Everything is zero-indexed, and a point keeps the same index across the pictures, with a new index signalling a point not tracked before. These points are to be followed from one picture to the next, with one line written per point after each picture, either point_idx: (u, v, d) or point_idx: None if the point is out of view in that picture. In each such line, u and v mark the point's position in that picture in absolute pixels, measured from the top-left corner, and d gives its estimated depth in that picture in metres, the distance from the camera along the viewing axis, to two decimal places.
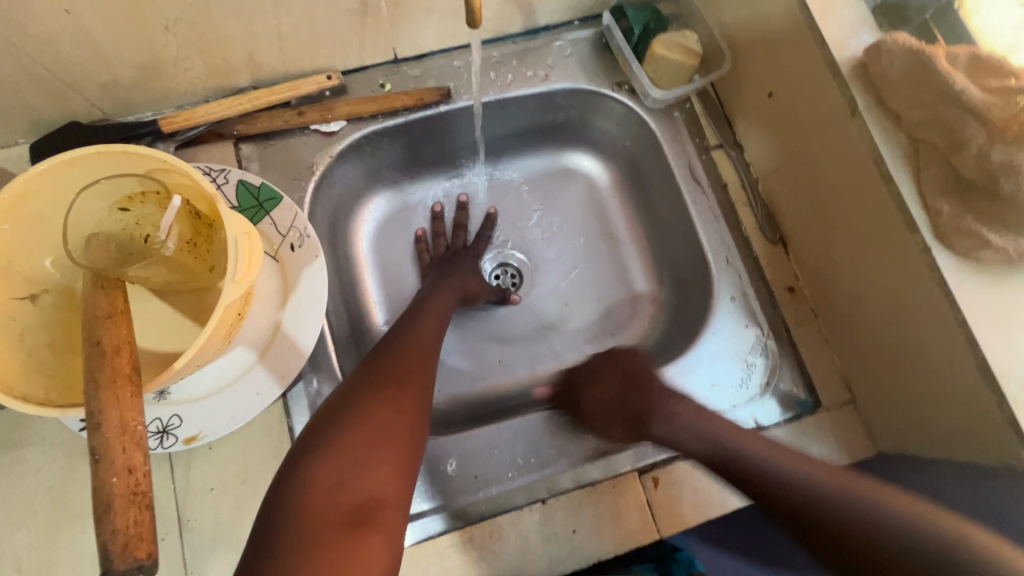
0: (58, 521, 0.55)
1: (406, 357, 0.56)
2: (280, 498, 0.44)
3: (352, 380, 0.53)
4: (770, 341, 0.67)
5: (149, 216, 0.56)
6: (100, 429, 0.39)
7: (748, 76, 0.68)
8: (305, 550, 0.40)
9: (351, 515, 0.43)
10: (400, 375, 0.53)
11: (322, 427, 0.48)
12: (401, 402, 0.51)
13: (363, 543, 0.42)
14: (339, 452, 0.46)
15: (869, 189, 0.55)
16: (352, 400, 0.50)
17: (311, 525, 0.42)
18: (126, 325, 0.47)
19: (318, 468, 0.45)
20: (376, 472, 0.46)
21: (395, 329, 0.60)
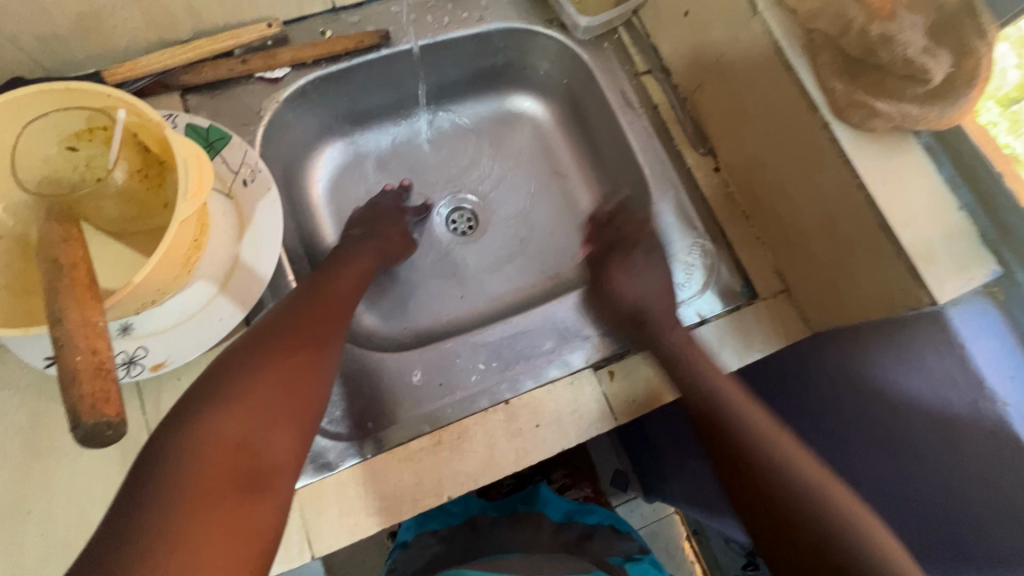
0: (31, 458, 0.56)
1: (319, 319, 0.57)
2: (168, 449, 0.43)
3: (255, 335, 0.53)
4: (705, 243, 0.73)
5: (97, 156, 0.56)
6: (61, 322, 0.41)
7: (665, 2, 0.73)
8: (194, 512, 0.41)
9: (244, 478, 0.44)
10: (310, 338, 0.55)
11: (220, 382, 0.48)
12: (310, 365, 0.53)
13: (250, 510, 0.44)
14: (240, 410, 0.47)
15: (777, 83, 0.61)
16: (260, 359, 0.51)
17: (204, 484, 0.42)
18: (83, 247, 0.49)
19: (216, 425, 0.45)
20: (275, 438, 0.48)
21: (308, 287, 0.61)
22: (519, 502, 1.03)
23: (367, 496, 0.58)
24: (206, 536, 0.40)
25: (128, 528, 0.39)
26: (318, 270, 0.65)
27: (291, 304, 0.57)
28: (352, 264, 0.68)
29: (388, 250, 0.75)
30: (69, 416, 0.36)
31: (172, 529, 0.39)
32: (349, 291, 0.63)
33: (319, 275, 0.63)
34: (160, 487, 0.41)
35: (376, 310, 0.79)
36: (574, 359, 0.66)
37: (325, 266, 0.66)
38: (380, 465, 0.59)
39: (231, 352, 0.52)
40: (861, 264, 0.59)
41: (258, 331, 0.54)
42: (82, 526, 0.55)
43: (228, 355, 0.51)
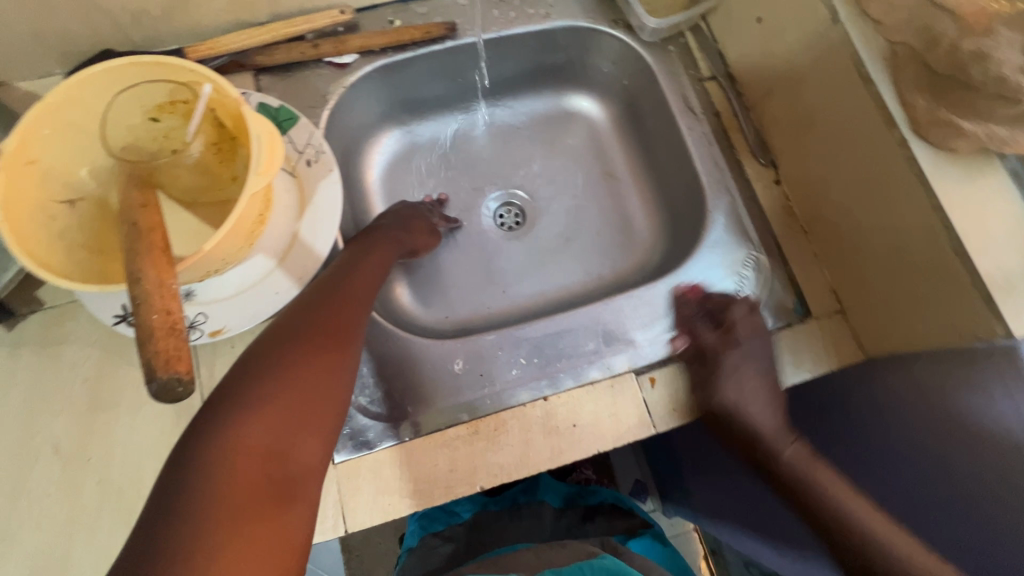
0: (93, 408, 0.59)
1: (339, 318, 0.55)
2: (192, 460, 0.41)
3: (274, 335, 0.51)
4: (761, 257, 0.70)
5: (176, 128, 0.60)
6: (140, 283, 0.43)
7: (737, 7, 0.72)
8: (231, 528, 0.40)
9: (272, 490, 0.43)
10: (332, 339, 0.52)
11: (242, 386, 0.46)
12: (334, 366, 0.51)
13: (285, 519, 0.43)
14: (267, 415, 0.45)
15: (852, 96, 0.59)
16: (282, 358, 0.48)
17: (234, 499, 0.41)
18: (160, 212, 0.51)
19: (243, 434, 0.43)
20: (302, 441, 0.47)
21: (325, 284, 0.58)
22: (519, 491, 0.99)
23: (402, 477, 0.59)
24: (244, 552, 0.39)
25: (161, 547, 0.37)
26: (336, 265, 0.62)
27: (311, 302, 0.55)
28: (370, 256, 0.65)
29: (408, 243, 0.72)
30: (144, 370, 0.38)
31: (212, 549, 0.38)
32: (369, 288, 0.61)
33: (338, 270, 0.61)
34: (189, 503, 0.39)
35: (419, 296, 0.81)
36: (617, 363, 0.65)
37: (344, 259, 0.63)
38: (417, 448, 0.60)
39: (250, 354, 0.49)
40: (930, 289, 0.56)
41: (278, 331, 0.51)
42: (136, 479, 0.58)
43: (248, 357, 0.49)
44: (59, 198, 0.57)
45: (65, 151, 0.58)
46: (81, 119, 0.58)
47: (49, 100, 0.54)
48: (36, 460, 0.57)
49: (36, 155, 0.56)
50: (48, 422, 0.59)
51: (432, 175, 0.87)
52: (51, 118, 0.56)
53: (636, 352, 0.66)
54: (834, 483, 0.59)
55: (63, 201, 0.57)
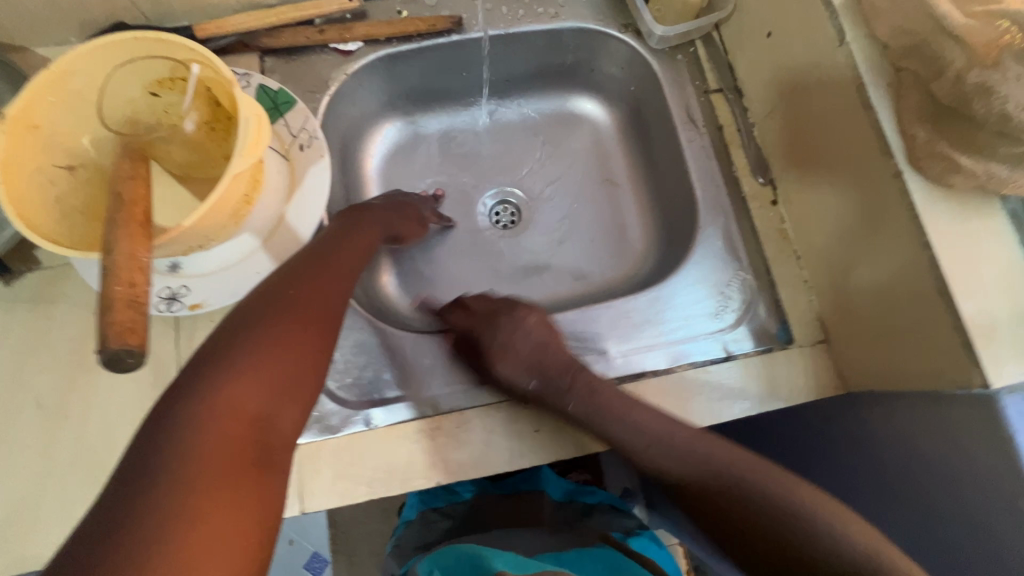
0: (77, 367, 0.62)
1: (325, 288, 0.54)
2: (171, 422, 0.40)
3: (257, 303, 0.49)
4: (748, 278, 0.69)
5: (175, 104, 0.63)
6: (112, 253, 0.44)
7: (748, 19, 0.70)
8: (207, 489, 0.38)
9: (254, 455, 0.42)
10: (317, 310, 0.51)
11: (224, 351, 0.45)
12: (317, 333, 0.50)
13: (263, 485, 0.41)
14: (246, 380, 0.44)
15: (851, 122, 0.57)
16: (263, 323, 0.47)
17: (211, 461, 0.39)
18: (145, 185, 0.53)
19: (224, 397, 0.42)
20: (281, 408, 0.45)
21: (311, 255, 0.57)
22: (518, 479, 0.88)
23: (360, 464, 0.60)
24: (221, 513, 0.37)
25: (136, 504, 0.35)
26: (325, 237, 0.60)
27: (298, 270, 0.54)
28: (360, 230, 0.64)
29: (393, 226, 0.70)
30: (98, 340, 0.39)
31: (186, 509, 0.36)
32: (357, 261, 0.60)
33: (327, 242, 0.59)
34: (167, 462, 0.38)
35: (405, 287, 0.81)
36: (588, 373, 0.65)
37: (332, 232, 0.61)
38: (378, 438, 0.61)
39: (232, 321, 0.48)
40: (913, 327, 0.54)
41: (262, 298, 0.50)
42: (108, 439, 0.60)
43: (230, 323, 0.47)
44: (59, 163, 0.59)
45: (66, 120, 0.60)
46: (82, 90, 0.60)
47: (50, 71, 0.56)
48: (19, 411, 0.60)
49: (39, 121, 0.57)
50: (35, 376, 0.62)
51: (431, 167, 0.87)
52: (54, 89, 0.58)
53: (608, 364, 0.65)
54: (731, 452, 0.56)
55: (63, 166, 0.59)
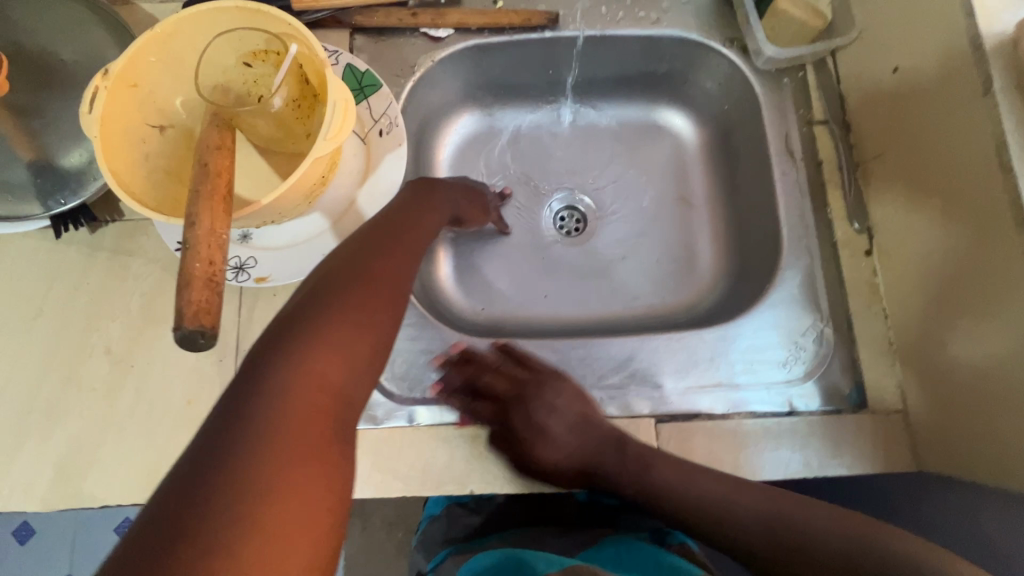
0: (145, 322, 0.64)
1: (398, 258, 0.52)
2: (255, 389, 0.39)
3: (336, 271, 0.48)
4: (827, 330, 0.64)
5: (265, 76, 0.63)
6: (194, 227, 0.45)
7: (873, 49, 0.63)
8: (285, 459, 0.36)
9: (333, 425, 0.40)
10: (390, 280, 0.49)
11: (304, 320, 0.43)
12: (388, 305, 0.47)
13: (336, 457, 0.39)
14: (322, 350, 0.42)
15: (983, 182, 0.51)
16: (337, 291, 0.46)
17: (288, 431, 0.37)
18: (230, 157, 0.54)
19: (308, 366, 0.41)
20: (353, 379, 0.43)
21: (383, 226, 0.55)
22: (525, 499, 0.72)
23: (399, 460, 0.60)
24: (296, 486, 0.35)
25: (218, 470, 0.34)
26: (397, 208, 0.58)
27: (372, 240, 0.52)
28: (432, 207, 0.61)
29: (457, 207, 0.67)
30: (174, 316, 0.40)
31: (264, 479, 0.34)
32: (429, 238, 0.58)
33: (400, 216, 0.57)
34: (253, 428, 0.36)
35: (459, 280, 0.80)
36: (638, 404, 0.62)
37: (403, 205, 0.59)
38: (419, 438, 0.60)
39: (310, 289, 0.46)
40: (1015, 417, 0.49)
41: (338, 269, 0.48)
42: (166, 395, 0.62)
43: (309, 290, 0.46)
44: (152, 123, 0.61)
45: (164, 82, 0.61)
46: (181, 53, 0.61)
47: (157, 32, 0.57)
48: (89, 354, 0.63)
49: (138, 80, 0.59)
50: (107, 324, 0.64)
51: (502, 163, 0.85)
52: (157, 48, 0.59)
53: (661, 399, 0.62)
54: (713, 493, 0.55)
55: (155, 126, 0.61)
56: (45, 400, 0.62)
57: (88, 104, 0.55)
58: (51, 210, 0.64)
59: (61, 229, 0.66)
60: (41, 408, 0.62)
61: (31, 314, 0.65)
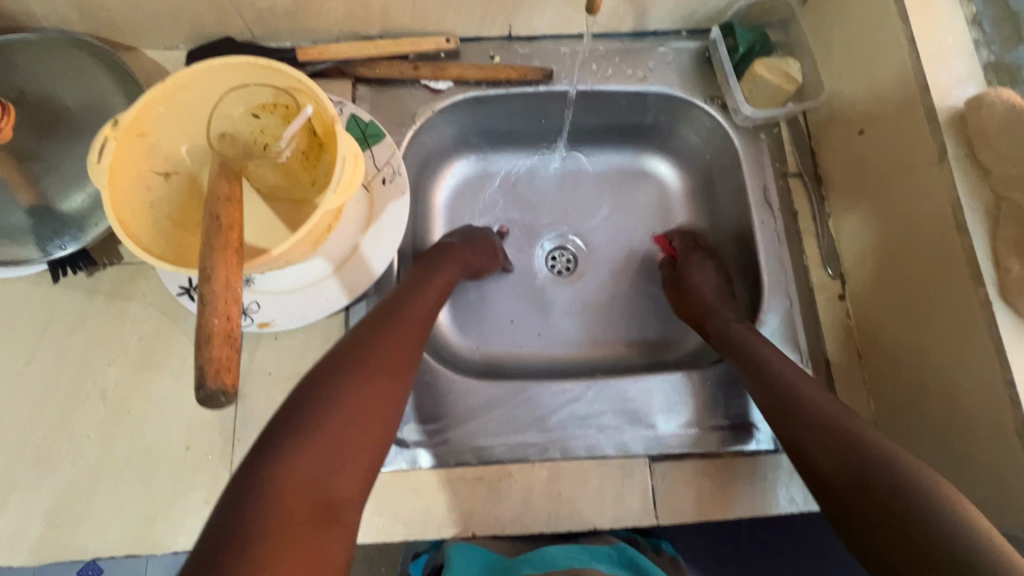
0: (143, 367, 0.64)
1: (400, 335, 0.52)
2: (250, 479, 0.38)
3: (340, 352, 0.48)
4: (807, 371, 0.67)
5: (271, 127, 0.65)
6: (209, 280, 0.46)
7: (841, 112, 0.69)
8: (271, 556, 0.35)
9: (322, 516, 0.39)
10: (392, 357, 0.49)
11: (304, 404, 0.43)
12: (391, 384, 0.47)
13: (323, 548, 0.37)
14: (319, 437, 0.41)
15: (942, 239, 0.57)
16: (341, 372, 0.46)
17: (276, 527, 0.36)
18: (239, 209, 0.55)
19: (302, 454, 0.40)
20: (350, 462, 0.42)
21: (391, 300, 0.57)
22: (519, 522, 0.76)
23: (401, 505, 0.60)
24: None
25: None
26: (403, 287, 0.60)
27: (376, 319, 0.53)
28: (440, 273, 0.64)
29: (472, 262, 0.71)
30: (196, 375, 0.41)
31: None
32: (432, 308, 0.58)
33: (403, 290, 0.59)
34: (242, 528, 0.36)
35: (455, 318, 0.82)
36: (633, 444, 0.64)
37: (411, 279, 0.62)
38: (421, 483, 0.61)
39: (314, 371, 0.47)
40: (982, 456, 0.53)
41: (341, 350, 0.48)
42: (164, 442, 0.62)
43: (313, 374, 0.46)
44: (157, 170, 0.63)
45: (171, 130, 0.63)
46: (190, 104, 0.63)
47: (165, 85, 0.59)
48: (84, 400, 0.63)
49: (147, 129, 0.60)
50: (103, 368, 0.64)
51: (496, 205, 0.88)
52: (166, 100, 0.61)
53: (655, 438, 0.65)
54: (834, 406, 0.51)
55: (160, 173, 0.63)
56: (35, 448, 0.61)
57: (98, 154, 0.56)
58: (50, 255, 0.64)
59: (59, 273, 0.65)
60: (31, 455, 0.61)
61: (21, 360, 0.64)
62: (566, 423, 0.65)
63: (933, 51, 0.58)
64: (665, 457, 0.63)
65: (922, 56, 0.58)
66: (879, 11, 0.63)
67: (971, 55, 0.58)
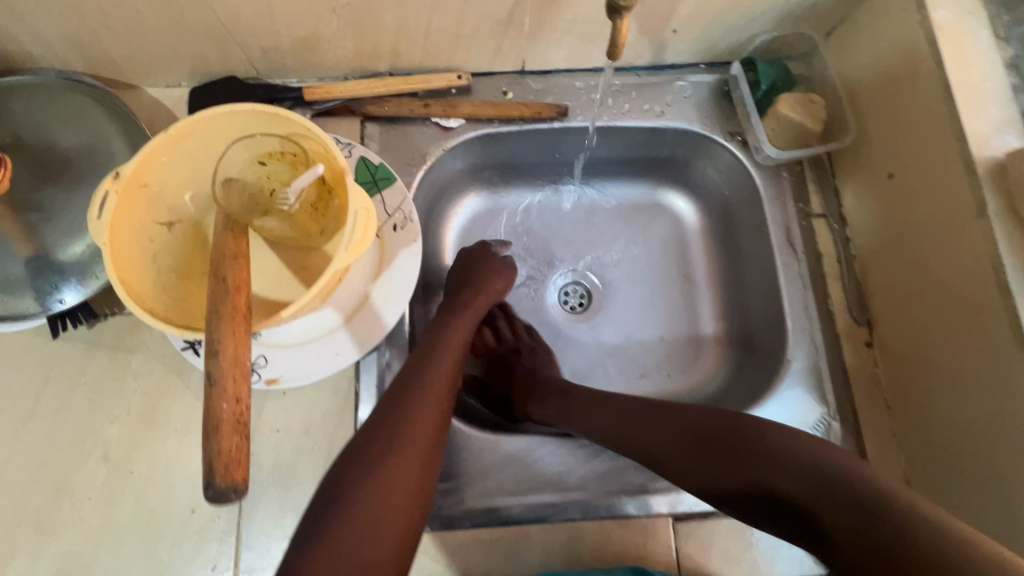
0: (147, 425, 0.62)
1: (422, 404, 0.54)
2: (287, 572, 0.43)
3: (367, 430, 0.51)
4: (834, 423, 0.65)
5: (279, 174, 0.62)
6: (218, 357, 0.44)
7: (869, 153, 0.67)
8: None
9: None
10: (412, 430, 0.52)
11: (333, 490, 0.47)
12: (411, 460, 0.50)
13: None
14: (344, 524, 0.45)
15: (980, 297, 0.55)
16: (363, 455, 0.49)
17: None
18: (247, 267, 0.53)
19: (330, 544, 0.44)
20: (376, 544, 0.45)
21: (417, 356, 0.59)
22: None
23: (416, 571, 0.58)
24: None
25: None
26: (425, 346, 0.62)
27: (399, 389, 0.55)
28: (458, 324, 0.65)
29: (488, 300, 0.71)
30: (205, 470, 0.40)
31: None
32: (455, 367, 0.60)
33: (430, 343, 0.61)
34: None
35: (469, 358, 0.78)
36: (655, 503, 0.62)
37: (432, 332, 0.63)
38: (437, 546, 0.59)
39: (346, 451, 0.50)
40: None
41: (368, 428, 0.51)
42: (169, 504, 0.60)
43: (344, 457, 0.50)
44: (160, 220, 0.60)
45: (175, 178, 0.61)
46: (194, 151, 0.60)
47: (168, 135, 0.56)
48: (85, 460, 0.60)
49: (149, 180, 0.58)
50: (104, 427, 0.62)
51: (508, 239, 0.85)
52: (169, 149, 0.58)
53: (679, 497, 0.62)
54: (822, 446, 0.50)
55: (163, 223, 0.61)
56: (35, 512, 0.59)
57: (98, 209, 0.54)
58: (50, 309, 0.62)
59: (59, 326, 0.63)
60: (31, 519, 0.59)
61: (20, 419, 0.61)
62: (584, 472, 0.63)
63: (970, 98, 0.55)
64: (690, 517, 0.61)
65: (959, 104, 0.55)
66: (910, 52, 0.60)
67: (1010, 101, 0.55)
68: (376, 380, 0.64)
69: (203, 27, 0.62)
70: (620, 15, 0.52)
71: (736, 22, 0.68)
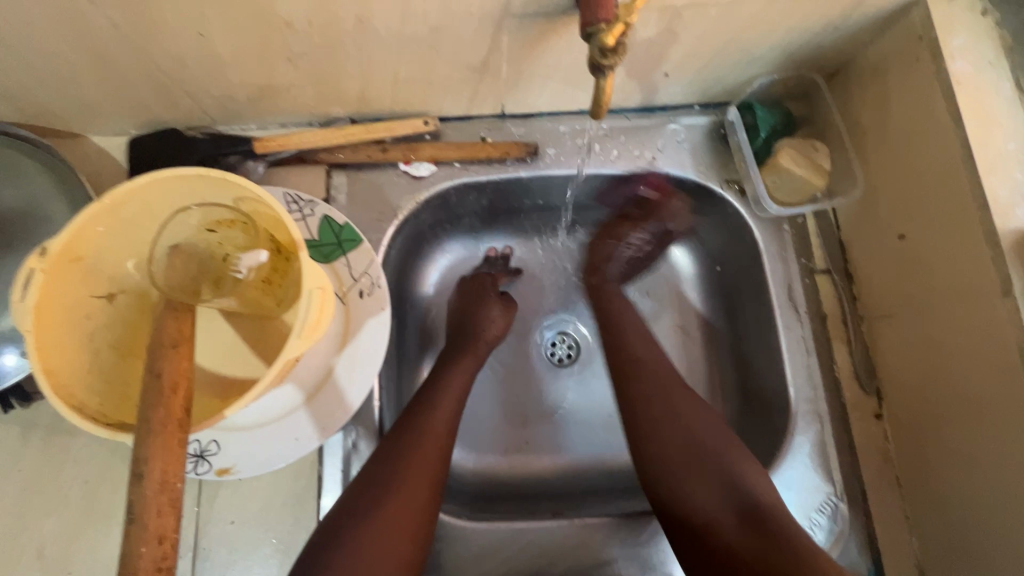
0: (86, 517, 0.56)
1: (422, 455, 0.53)
2: None
3: (370, 480, 0.51)
4: (842, 504, 0.60)
5: (233, 241, 0.55)
6: (141, 482, 0.38)
7: (880, 210, 0.62)
8: None
9: None
10: (411, 481, 0.52)
11: (335, 540, 0.47)
12: (410, 510, 0.50)
13: None
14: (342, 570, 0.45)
15: (1005, 381, 0.49)
16: (368, 504, 0.49)
17: None
18: (189, 356, 0.44)
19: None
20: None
21: (419, 403, 0.59)
22: None
23: None
24: None
25: None
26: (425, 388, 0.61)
27: (399, 438, 0.55)
28: (458, 371, 0.63)
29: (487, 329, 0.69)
30: None
31: None
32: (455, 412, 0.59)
33: (425, 402, 0.59)
34: None
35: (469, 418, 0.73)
36: None
37: (430, 383, 0.62)
38: None
39: (345, 503, 0.50)
40: None
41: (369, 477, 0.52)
42: None
43: (344, 507, 0.50)
44: (98, 293, 0.52)
45: (111, 247, 0.52)
46: (135, 217, 0.52)
47: (104, 204, 0.48)
48: (18, 559, 0.55)
49: (84, 252, 0.50)
50: (39, 521, 0.56)
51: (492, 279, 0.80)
52: (106, 217, 0.50)
53: None
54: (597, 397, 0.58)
55: (102, 295, 0.52)
56: None
57: (20, 291, 0.46)
58: None
59: None
60: None
61: None
62: (582, 553, 0.59)
63: (991, 161, 0.51)
64: None
65: (980, 165, 0.51)
66: (925, 105, 0.55)
67: None
68: (343, 465, 0.59)
69: (143, 76, 0.56)
70: (603, 74, 0.46)
71: (734, 66, 0.62)
